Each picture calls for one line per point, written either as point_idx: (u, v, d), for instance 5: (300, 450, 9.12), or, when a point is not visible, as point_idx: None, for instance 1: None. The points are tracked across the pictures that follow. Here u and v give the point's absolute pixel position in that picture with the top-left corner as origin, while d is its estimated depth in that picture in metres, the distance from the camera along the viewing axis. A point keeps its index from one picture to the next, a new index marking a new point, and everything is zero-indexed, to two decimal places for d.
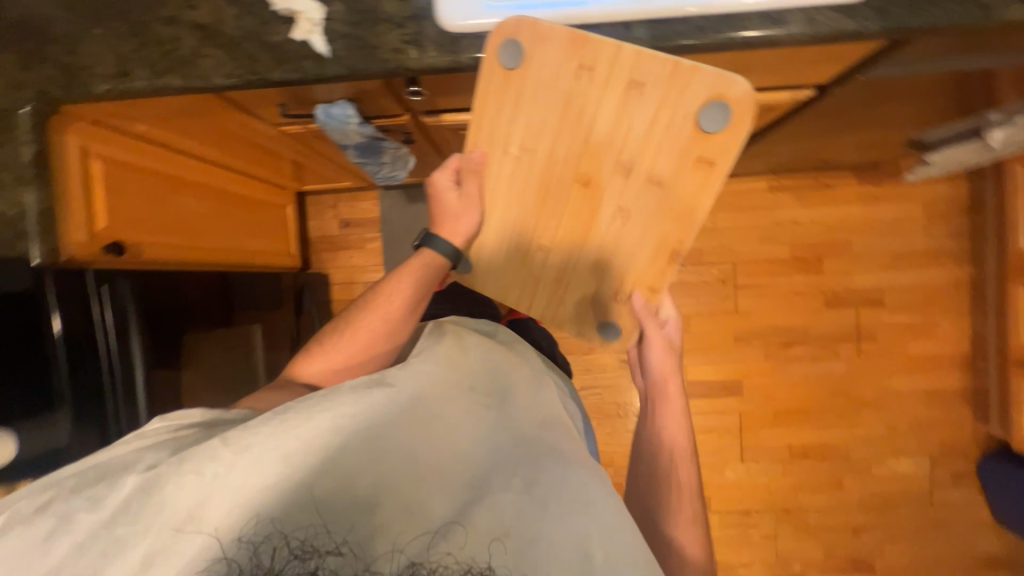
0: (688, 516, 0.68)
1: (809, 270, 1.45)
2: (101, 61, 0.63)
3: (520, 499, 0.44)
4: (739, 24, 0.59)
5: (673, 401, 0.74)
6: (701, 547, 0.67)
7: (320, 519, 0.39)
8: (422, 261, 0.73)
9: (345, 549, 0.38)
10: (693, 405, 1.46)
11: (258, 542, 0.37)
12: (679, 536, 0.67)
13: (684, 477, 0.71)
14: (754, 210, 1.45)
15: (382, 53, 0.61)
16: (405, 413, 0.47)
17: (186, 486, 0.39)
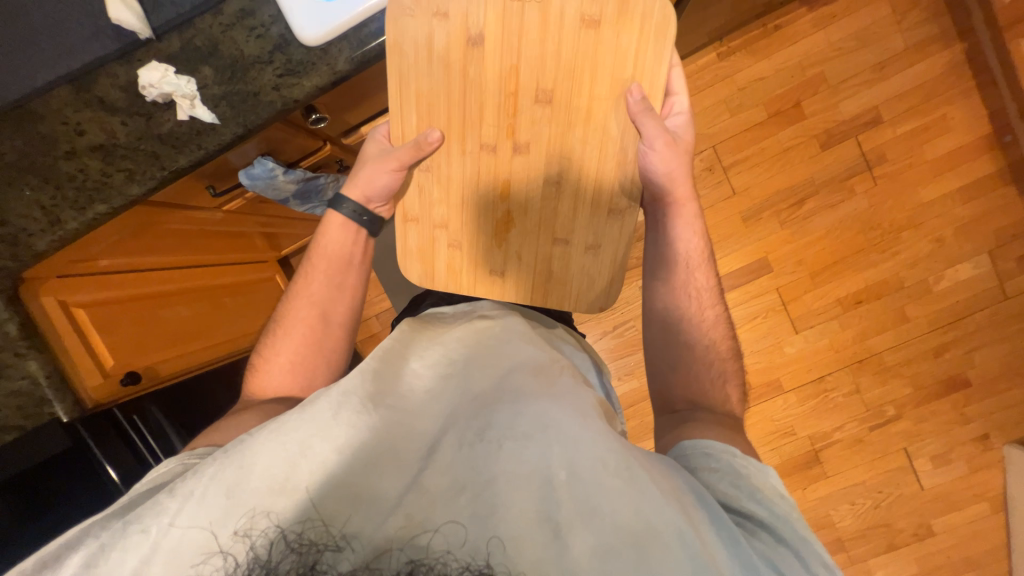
0: (710, 352, 0.70)
1: (793, 120, 1.36)
2: (30, 219, 0.65)
3: (499, 447, 0.44)
4: None
5: (685, 205, 0.68)
6: (725, 339, 0.71)
7: (312, 508, 0.40)
8: (331, 235, 0.74)
9: (341, 543, 0.38)
10: (728, 300, 1.42)
11: (254, 536, 0.38)
12: (706, 335, 0.70)
13: (701, 279, 0.71)
14: (713, 85, 1.37)
15: (265, 97, 0.60)
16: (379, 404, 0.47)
17: (183, 509, 0.40)
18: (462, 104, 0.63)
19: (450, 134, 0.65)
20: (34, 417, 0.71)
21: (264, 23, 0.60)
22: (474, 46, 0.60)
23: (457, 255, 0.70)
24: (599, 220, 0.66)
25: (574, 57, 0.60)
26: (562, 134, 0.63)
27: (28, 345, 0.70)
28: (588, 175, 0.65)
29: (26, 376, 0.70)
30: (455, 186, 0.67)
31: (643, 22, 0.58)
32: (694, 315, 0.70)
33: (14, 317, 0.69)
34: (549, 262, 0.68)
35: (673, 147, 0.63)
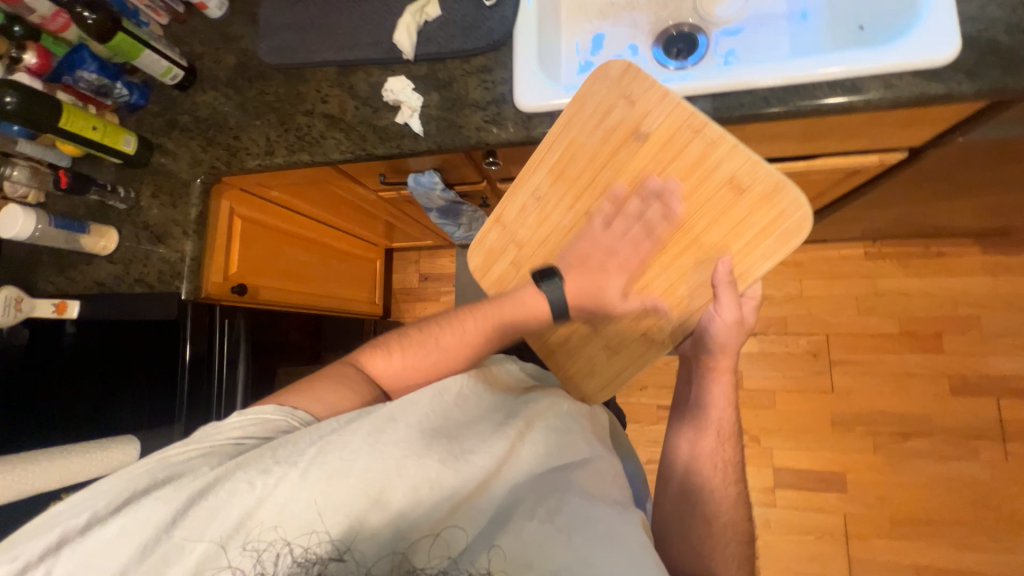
0: (726, 537, 0.62)
1: (926, 349, 1.25)
2: (255, 143, 0.81)
3: (527, 532, 0.45)
4: (810, 94, 0.60)
5: (721, 377, 0.66)
6: (742, 523, 0.63)
7: (326, 531, 0.44)
8: (529, 304, 0.66)
9: (345, 556, 0.43)
10: (782, 497, 1.26)
11: (263, 549, 0.43)
12: (722, 512, 0.63)
13: (727, 452, 0.65)
14: (849, 278, 1.32)
15: (466, 131, 0.71)
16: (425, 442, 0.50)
17: (235, 494, 0.44)
18: (591, 178, 0.62)
19: (564, 190, 0.64)
20: (166, 284, 0.83)
21: (495, 80, 0.72)
22: (635, 139, 0.59)
23: (510, 275, 0.70)
24: (631, 336, 0.65)
25: (702, 205, 0.58)
26: (647, 257, 0.62)
27: (194, 230, 0.84)
28: (643, 301, 0.63)
29: (179, 252, 0.83)
30: (543, 229, 0.67)
31: (776, 221, 0.56)
32: (712, 491, 0.64)
33: (198, 206, 0.84)
34: (569, 333, 0.68)
35: (737, 328, 0.61)
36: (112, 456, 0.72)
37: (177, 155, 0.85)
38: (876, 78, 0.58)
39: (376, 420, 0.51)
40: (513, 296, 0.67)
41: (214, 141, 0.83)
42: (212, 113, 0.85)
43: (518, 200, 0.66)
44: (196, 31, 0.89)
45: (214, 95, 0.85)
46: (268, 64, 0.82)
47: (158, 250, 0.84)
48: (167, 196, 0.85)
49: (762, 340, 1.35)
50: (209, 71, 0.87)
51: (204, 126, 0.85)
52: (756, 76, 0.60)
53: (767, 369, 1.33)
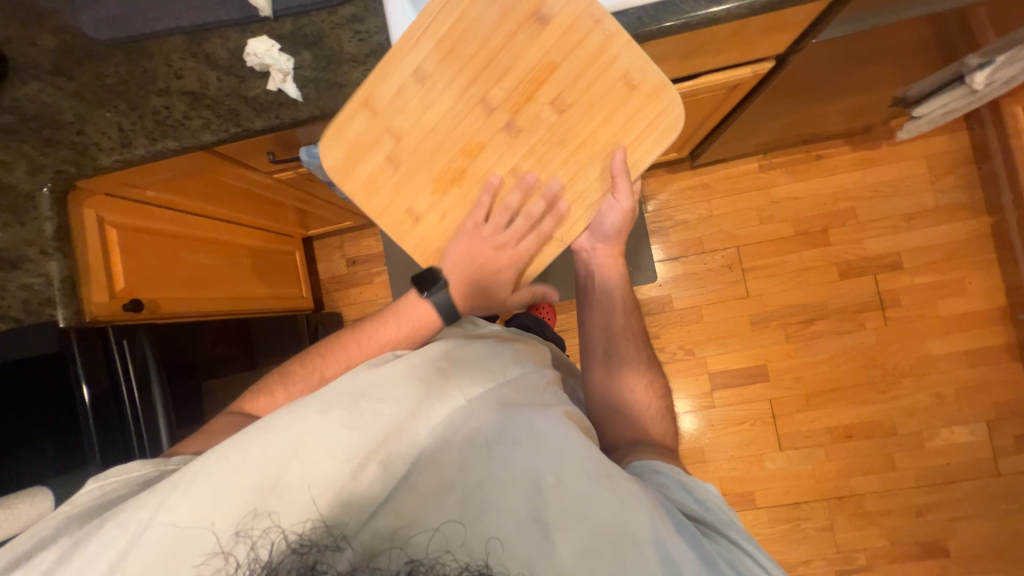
0: (644, 399, 0.76)
1: (818, 244, 1.41)
2: (107, 136, 0.70)
3: (485, 455, 0.48)
4: (678, 8, 0.61)
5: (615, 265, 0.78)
6: (658, 383, 0.78)
7: (310, 495, 0.45)
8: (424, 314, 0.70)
9: (343, 543, 0.42)
10: (719, 397, 1.41)
11: (257, 536, 0.42)
12: (643, 378, 0.77)
13: (636, 329, 0.80)
14: (749, 192, 1.44)
15: (348, 91, 0.67)
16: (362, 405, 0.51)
17: (179, 507, 0.43)
18: (487, 59, 0.60)
19: (457, 74, 0.61)
20: (33, 315, 0.71)
21: (369, 30, 0.67)
22: (536, 21, 0.59)
23: (385, 169, 0.64)
24: (527, 236, 0.66)
25: (600, 95, 0.61)
26: (546, 147, 0.62)
27: (55, 247, 0.72)
28: (543, 195, 0.63)
29: (43, 274, 0.71)
30: (422, 123, 0.62)
31: (660, 117, 0.61)
32: (633, 363, 0.77)
33: (54, 219, 0.72)
34: (460, 238, 0.65)
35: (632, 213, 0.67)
36: (16, 513, 0.60)
37: (8, 162, 0.72)
38: None
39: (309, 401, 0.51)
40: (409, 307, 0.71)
41: (53, 140, 0.71)
42: (42, 108, 0.72)
43: (399, 76, 0.61)
44: None
45: (39, 86, 0.72)
46: (99, 40, 0.70)
47: (13, 276, 0.70)
48: (7, 213, 0.71)
49: (684, 262, 1.45)
50: (24, 59, 0.72)
51: (34, 125, 0.71)
52: None
53: (691, 288, 1.44)
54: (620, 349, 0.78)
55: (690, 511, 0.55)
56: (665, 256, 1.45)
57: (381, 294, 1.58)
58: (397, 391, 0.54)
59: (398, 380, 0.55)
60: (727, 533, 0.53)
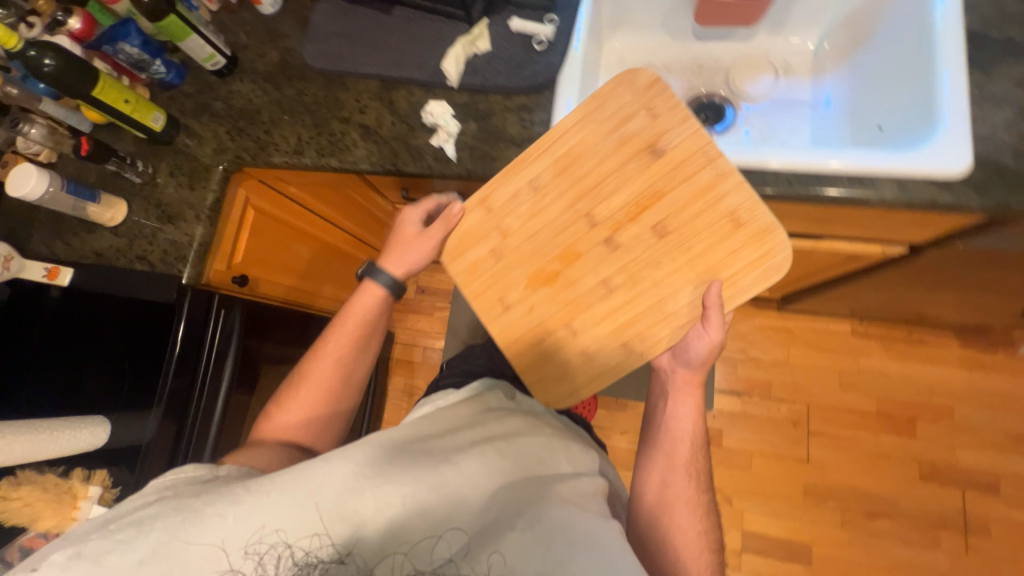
0: (692, 541, 0.69)
1: (899, 432, 1.29)
2: (286, 140, 0.81)
3: (507, 549, 0.49)
4: (827, 181, 0.63)
5: (692, 392, 0.74)
6: (713, 528, 0.71)
7: (326, 533, 0.47)
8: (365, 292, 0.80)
9: (350, 562, 0.47)
10: (749, 561, 1.26)
11: (263, 552, 0.46)
12: (698, 517, 0.70)
13: (699, 459, 0.73)
14: (833, 353, 1.36)
15: (498, 164, 0.73)
16: (409, 458, 0.54)
17: (207, 514, 0.47)
18: (600, 179, 0.65)
19: (570, 188, 0.66)
20: (168, 266, 0.80)
21: (533, 120, 0.75)
22: (652, 153, 0.64)
23: (485, 261, 0.70)
24: (609, 343, 0.66)
25: (703, 227, 0.62)
26: (640, 265, 0.64)
27: (207, 215, 0.82)
28: (631, 306, 0.64)
29: (188, 235, 0.81)
30: (532, 219, 0.68)
31: (763, 257, 0.60)
32: (689, 496, 0.71)
33: (216, 192, 0.83)
34: (545, 334, 0.68)
35: (715, 349, 0.66)
36: (79, 437, 0.69)
37: (203, 139, 0.85)
38: (891, 178, 0.61)
39: (361, 443, 0.54)
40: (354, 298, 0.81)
41: (244, 131, 0.83)
42: (246, 104, 0.85)
43: (516, 183, 0.68)
44: (245, 24, 0.90)
45: (252, 87, 0.86)
46: (311, 67, 0.84)
47: (166, 230, 0.81)
48: (185, 177, 0.83)
49: (745, 400, 1.37)
50: (250, 64, 0.87)
51: (236, 116, 0.85)
52: (772, 158, 0.64)
53: (747, 430, 1.35)
54: (680, 477, 0.72)
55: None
56: (726, 387, 1.39)
57: (436, 328, 1.62)
58: (443, 457, 0.56)
59: (446, 449, 0.57)
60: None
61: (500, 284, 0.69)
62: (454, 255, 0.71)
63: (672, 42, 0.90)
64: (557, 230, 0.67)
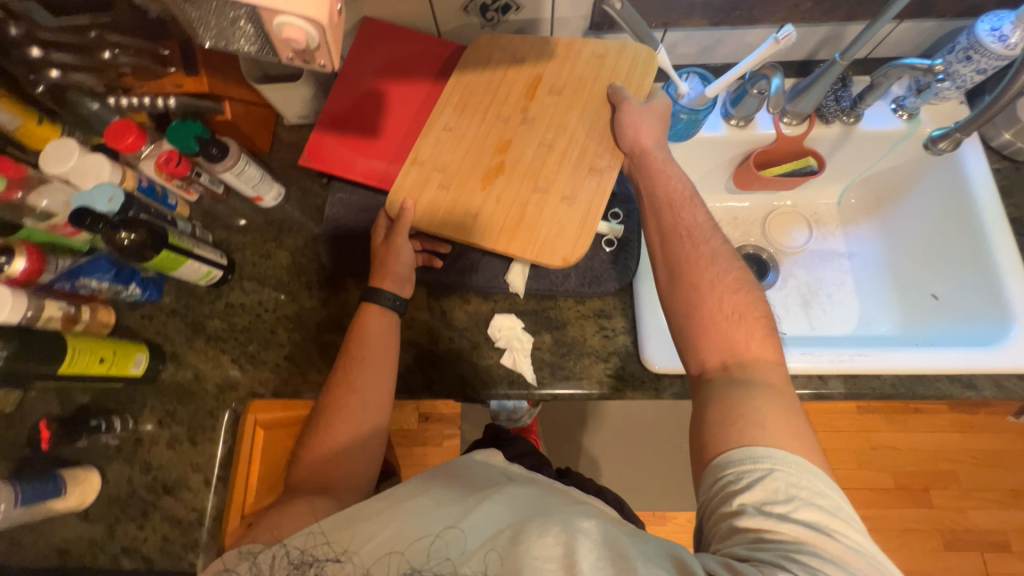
0: (733, 315, 0.51)
1: (919, 503, 1.36)
2: (316, 369, 0.68)
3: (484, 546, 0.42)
4: (932, 383, 0.64)
5: (652, 158, 0.60)
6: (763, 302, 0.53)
7: (320, 531, 0.46)
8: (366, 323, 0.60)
9: (341, 556, 0.43)
10: None
11: (260, 554, 0.45)
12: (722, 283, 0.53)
13: (692, 219, 0.57)
14: (846, 431, 1.41)
15: (585, 384, 0.65)
16: (418, 478, 0.52)
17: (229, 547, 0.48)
18: (491, 90, 0.65)
19: (472, 106, 0.64)
20: (172, 559, 0.62)
21: (615, 328, 0.67)
22: (515, 65, 0.66)
23: (441, 197, 0.61)
24: (578, 179, 0.61)
25: (583, 71, 0.65)
26: (558, 125, 0.63)
27: (218, 476, 0.65)
28: (574, 145, 0.62)
29: (195, 509, 0.64)
30: (463, 141, 0.63)
31: (631, 52, 0.65)
32: (700, 258, 0.54)
33: (226, 442, 0.66)
34: (522, 208, 0.60)
35: (646, 111, 0.61)
36: None
37: (199, 371, 0.68)
38: (989, 377, 0.63)
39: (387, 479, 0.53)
40: (356, 329, 0.60)
41: (259, 358, 0.69)
42: (255, 322, 0.70)
43: (431, 134, 0.63)
44: (237, 215, 0.76)
45: (259, 297, 0.71)
46: (337, 273, 0.71)
47: (162, 505, 0.63)
48: (181, 426, 0.66)
49: None
50: (252, 267, 0.73)
51: (243, 337, 0.70)
52: (883, 368, 0.63)
53: None
54: (678, 246, 0.56)
55: (783, 541, 0.39)
56: None
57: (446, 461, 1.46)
58: (454, 480, 0.51)
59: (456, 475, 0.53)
60: (826, 561, 0.38)
61: (486, 176, 0.62)
62: (397, 218, 0.62)
63: (706, 198, 0.88)
64: (491, 129, 0.63)
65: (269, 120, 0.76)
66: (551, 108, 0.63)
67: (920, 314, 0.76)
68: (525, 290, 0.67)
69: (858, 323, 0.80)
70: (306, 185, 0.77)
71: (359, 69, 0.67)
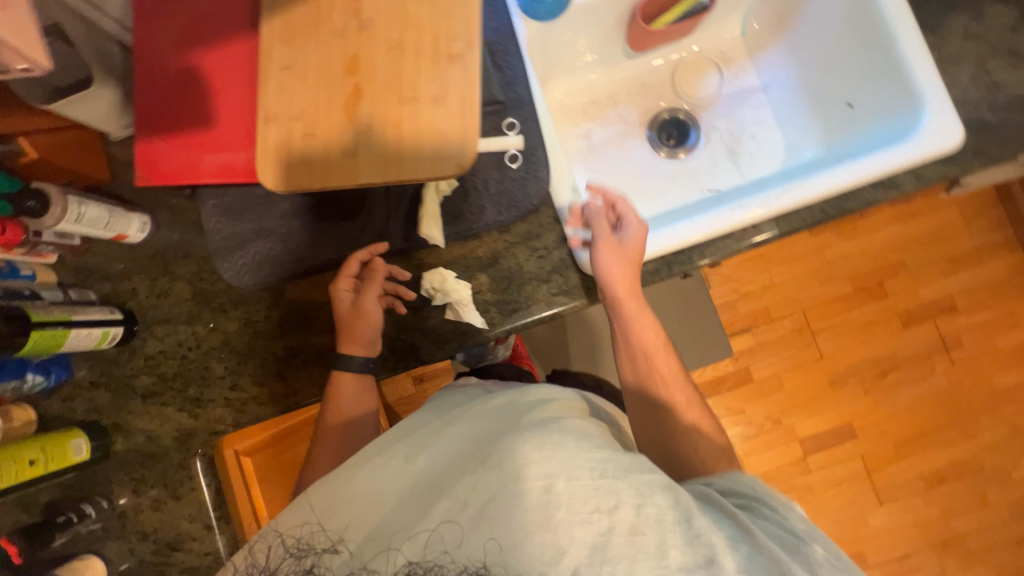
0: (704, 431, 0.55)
1: (876, 297, 1.48)
2: (266, 388, 0.65)
3: (468, 485, 0.40)
4: (857, 196, 0.64)
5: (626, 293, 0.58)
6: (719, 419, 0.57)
7: (315, 520, 0.42)
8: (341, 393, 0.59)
9: (339, 547, 0.40)
10: (813, 461, 1.44)
11: (259, 543, 0.43)
12: (691, 413, 0.55)
13: (666, 361, 0.57)
14: (803, 257, 1.49)
15: (534, 311, 0.63)
16: (400, 433, 0.48)
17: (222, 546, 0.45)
18: (315, 8, 0.53)
19: (298, 33, 0.53)
20: None
21: (547, 246, 0.64)
22: None
23: (309, 149, 0.52)
24: (447, 72, 0.51)
25: None
26: (403, 24, 0.52)
27: (218, 517, 0.65)
28: (430, 36, 0.52)
29: (209, 552, 0.64)
30: (308, 76, 0.52)
31: None
32: (670, 384, 0.56)
33: (212, 484, 0.65)
34: (398, 128, 0.51)
35: (621, 247, 0.58)
36: None
37: (150, 431, 0.65)
38: (909, 172, 0.64)
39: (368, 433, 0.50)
40: (331, 395, 0.60)
41: (205, 398, 0.65)
42: (183, 364, 0.65)
43: (268, 83, 0.52)
44: (113, 261, 0.66)
45: (176, 339, 0.66)
46: (247, 287, 0.65)
47: (175, 560, 0.64)
48: (159, 487, 0.64)
49: (754, 332, 1.48)
50: (155, 311, 0.66)
51: (179, 382, 0.65)
52: (810, 194, 0.63)
53: (767, 357, 1.47)
54: (646, 375, 0.57)
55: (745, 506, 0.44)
56: (735, 328, 1.48)
57: None
58: (437, 429, 0.47)
59: (437, 418, 0.50)
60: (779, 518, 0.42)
61: (348, 106, 0.52)
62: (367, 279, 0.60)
63: (608, 72, 0.81)
64: (334, 51, 0.52)
65: (92, 143, 0.64)
66: (388, 5, 0.52)
67: (841, 127, 0.74)
68: (444, 237, 0.63)
69: (786, 156, 0.79)
70: (172, 203, 0.67)
71: (159, 44, 0.55)
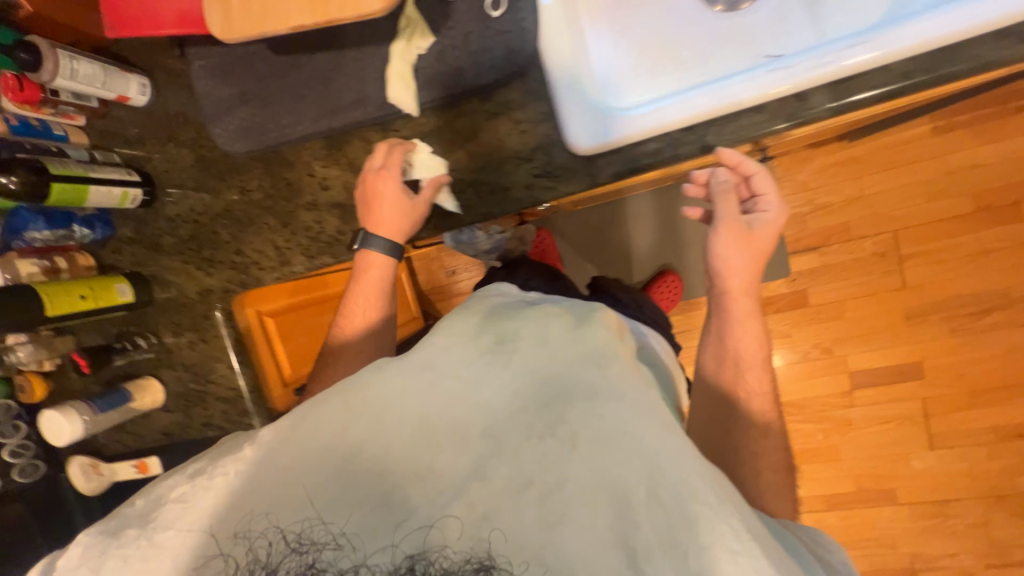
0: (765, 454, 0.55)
1: (1003, 220, 1.18)
2: (265, 255, 0.69)
3: (535, 465, 0.37)
4: (966, 52, 0.47)
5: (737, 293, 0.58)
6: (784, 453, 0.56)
7: (315, 511, 0.37)
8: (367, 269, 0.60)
9: (342, 541, 0.36)
10: (861, 396, 1.32)
11: (255, 536, 0.37)
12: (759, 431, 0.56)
13: (752, 383, 0.57)
14: (911, 164, 1.20)
15: (513, 194, 0.58)
16: (433, 374, 0.41)
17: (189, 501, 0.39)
18: None
19: None
20: (237, 423, 0.77)
21: (532, 119, 0.56)
22: None
23: None
24: None
25: None
26: None
27: (239, 360, 0.76)
28: None
29: (234, 387, 0.76)
30: None
31: None
32: (749, 399, 0.57)
33: (231, 334, 0.75)
34: None
35: (746, 241, 0.56)
36: None
37: (179, 284, 0.74)
38: None
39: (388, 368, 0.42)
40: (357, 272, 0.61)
41: (216, 259, 0.71)
42: (196, 226, 0.71)
43: None
44: (129, 126, 0.70)
45: (187, 204, 0.70)
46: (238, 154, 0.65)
47: (210, 389, 0.77)
48: (191, 331, 0.75)
49: (822, 252, 1.28)
50: (167, 175, 0.70)
51: (195, 242, 0.72)
52: (901, 41, 0.46)
53: (832, 281, 1.28)
54: (726, 381, 0.58)
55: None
56: (799, 246, 1.28)
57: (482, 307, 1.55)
58: (473, 381, 0.41)
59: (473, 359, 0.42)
60: None
61: None
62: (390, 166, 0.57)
63: None
64: None
65: None
66: None
67: None
68: (418, 104, 0.56)
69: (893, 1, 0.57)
70: (170, 67, 0.68)
71: None
